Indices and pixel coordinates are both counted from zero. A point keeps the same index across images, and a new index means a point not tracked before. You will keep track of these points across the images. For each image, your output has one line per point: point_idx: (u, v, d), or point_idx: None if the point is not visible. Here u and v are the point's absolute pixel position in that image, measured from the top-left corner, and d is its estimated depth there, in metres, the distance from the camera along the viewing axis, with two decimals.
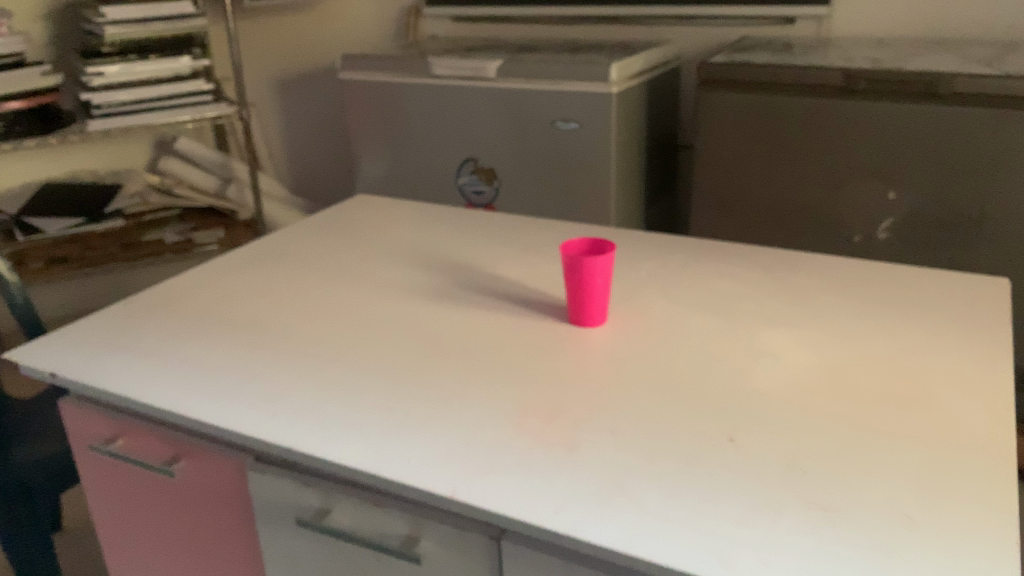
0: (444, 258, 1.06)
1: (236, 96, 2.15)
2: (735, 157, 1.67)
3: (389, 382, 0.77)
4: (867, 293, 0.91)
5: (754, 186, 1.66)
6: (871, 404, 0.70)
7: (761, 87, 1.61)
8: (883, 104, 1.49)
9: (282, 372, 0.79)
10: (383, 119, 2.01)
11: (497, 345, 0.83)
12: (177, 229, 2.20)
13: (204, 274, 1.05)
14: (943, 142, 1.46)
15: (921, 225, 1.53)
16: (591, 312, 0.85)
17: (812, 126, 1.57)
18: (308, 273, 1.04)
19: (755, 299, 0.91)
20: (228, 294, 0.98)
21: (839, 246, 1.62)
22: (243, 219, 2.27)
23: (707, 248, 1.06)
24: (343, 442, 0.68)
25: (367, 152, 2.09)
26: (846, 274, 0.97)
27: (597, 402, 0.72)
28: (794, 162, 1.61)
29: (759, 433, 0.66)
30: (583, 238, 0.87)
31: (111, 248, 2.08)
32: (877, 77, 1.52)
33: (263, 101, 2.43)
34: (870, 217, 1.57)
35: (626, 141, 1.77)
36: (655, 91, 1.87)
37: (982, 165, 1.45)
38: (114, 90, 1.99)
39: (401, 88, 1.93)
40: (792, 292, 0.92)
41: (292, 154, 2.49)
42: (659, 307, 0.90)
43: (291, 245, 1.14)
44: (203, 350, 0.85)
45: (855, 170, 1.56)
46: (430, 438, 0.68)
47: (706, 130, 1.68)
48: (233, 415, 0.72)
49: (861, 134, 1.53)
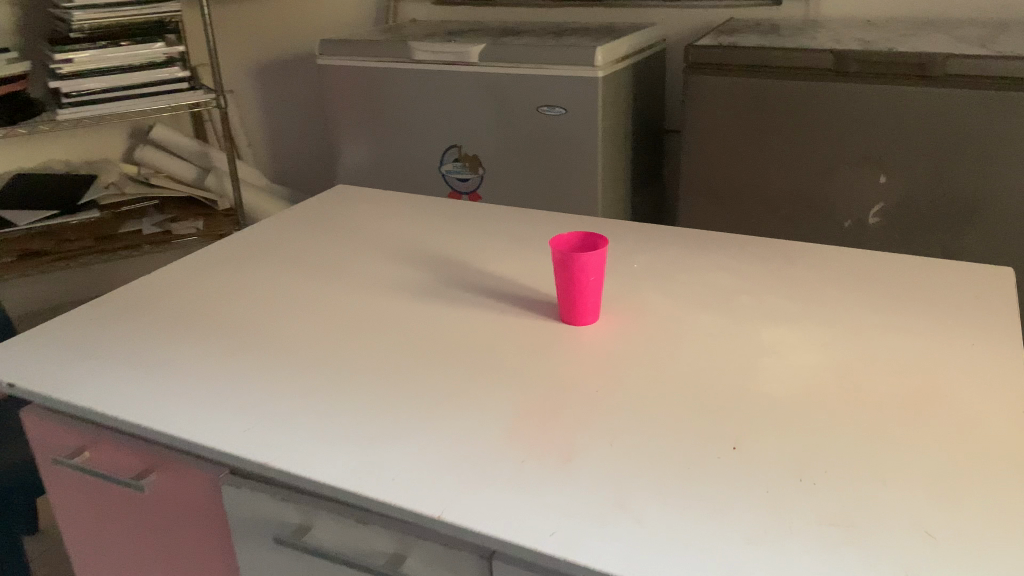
0: (431, 253, 1.03)
1: (213, 83, 2.09)
2: (724, 142, 1.64)
3: (376, 389, 0.74)
4: (865, 286, 0.89)
5: (744, 171, 1.64)
6: (877, 407, 0.68)
7: (750, 70, 1.58)
8: (875, 87, 1.47)
9: (259, 381, 0.76)
10: (364, 107, 1.96)
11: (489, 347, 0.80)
12: (155, 220, 2.16)
13: (179, 272, 1.01)
14: (936, 126, 1.44)
15: (914, 211, 1.51)
16: (584, 310, 0.83)
17: (803, 110, 1.54)
18: (290, 270, 1.00)
19: (752, 295, 0.88)
20: (206, 295, 0.95)
21: (829, 232, 1.60)
22: (223, 208, 2.22)
23: (701, 239, 1.03)
24: (326, 457, 0.65)
25: (349, 140, 2.04)
26: (843, 264, 0.95)
27: (592, 408, 0.69)
28: (784, 148, 1.58)
29: (763, 441, 0.64)
30: (574, 233, 0.84)
31: (87, 241, 2.04)
32: (868, 59, 1.48)
33: (241, 87, 2.38)
34: (861, 202, 1.55)
35: (612, 126, 1.73)
36: (641, 75, 1.83)
37: (974, 149, 1.43)
38: (86, 78, 1.93)
39: (382, 73, 1.89)
40: (788, 286, 0.89)
41: (271, 141, 2.44)
42: (653, 304, 0.87)
43: (270, 240, 1.10)
44: (175, 358, 0.81)
45: (846, 156, 1.54)
46: (418, 451, 0.65)
47: (695, 115, 1.65)
48: (207, 429, 0.69)
49: (853, 118, 1.50)
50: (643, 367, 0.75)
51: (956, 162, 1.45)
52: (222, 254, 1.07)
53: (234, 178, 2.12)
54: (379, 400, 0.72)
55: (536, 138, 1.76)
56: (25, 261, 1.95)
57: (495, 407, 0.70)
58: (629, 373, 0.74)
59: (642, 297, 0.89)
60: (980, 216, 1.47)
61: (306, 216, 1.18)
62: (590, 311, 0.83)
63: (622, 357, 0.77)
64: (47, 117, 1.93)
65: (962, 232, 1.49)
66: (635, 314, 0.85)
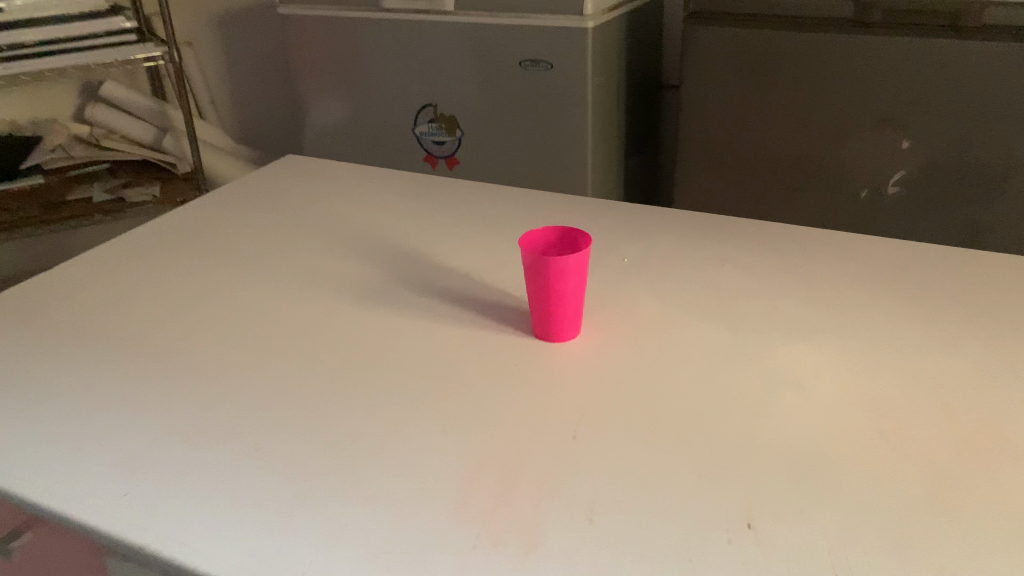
0: (383, 241, 0.88)
1: (164, 35, 1.90)
2: (728, 102, 1.47)
3: (295, 431, 0.59)
4: (897, 285, 0.75)
5: (749, 134, 1.48)
6: (930, 461, 0.53)
7: (757, 21, 1.41)
8: (896, 40, 1.29)
9: (153, 419, 0.61)
10: (331, 61, 1.78)
11: (442, 368, 0.65)
12: (107, 185, 1.97)
13: (85, 267, 0.85)
14: (964, 86, 1.27)
15: (936, 181, 1.35)
16: (562, 325, 0.68)
17: (817, 65, 1.37)
18: (216, 264, 0.85)
19: (762, 297, 0.73)
20: (112, 297, 0.79)
21: (843, 203, 1.44)
22: (182, 171, 2.04)
23: (699, 223, 0.88)
24: (219, 536, 0.50)
25: (316, 98, 1.86)
26: (868, 256, 0.80)
27: (566, 464, 0.54)
28: (793, 109, 1.42)
29: (785, 514, 0.49)
30: (548, 227, 0.68)
31: (31, 210, 1.86)
32: (895, 9, 1.31)
33: (200, 39, 2.18)
34: (880, 170, 1.39)
35: (603, 83, 1.56)
36: (636, 25, 1.65)
37: (1011, 110, 1.26)
38: (19, 29, 1.74)
39: (348, 24, 1.70)
40: (809, 288, 0.74)
41: (235, 99, 2.25)
42: (643, 311, 0.72)
43: (200, 223, 0.94)
44: (58, 385, 0.66)
45: (862, 118, 1.37)
46: (339, 528, 0.50)
47: (695, 72, 1.48)
48: (75, 491, 0.54)
49: (871, 75, 1.33)
50: (632, 400, 0.60)
51: (987, 126, 1.29)
52: (141, 244, 0.91)
53: (192, 138, 1.94)
54: (298, 448, 0.57)
55: (517, 97, 1.59)
56: None
57: (443, 459, 0.56)
58: (614, 409, 0.59)
59: (630, 301, 0.74)
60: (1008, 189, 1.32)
61: (244, 193, 1.02)
62: (570, 325, 0.68)
63: (605, 385, 0.62)
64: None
65: (987, 205, 1.34)
66: (622, 324, 0.70)
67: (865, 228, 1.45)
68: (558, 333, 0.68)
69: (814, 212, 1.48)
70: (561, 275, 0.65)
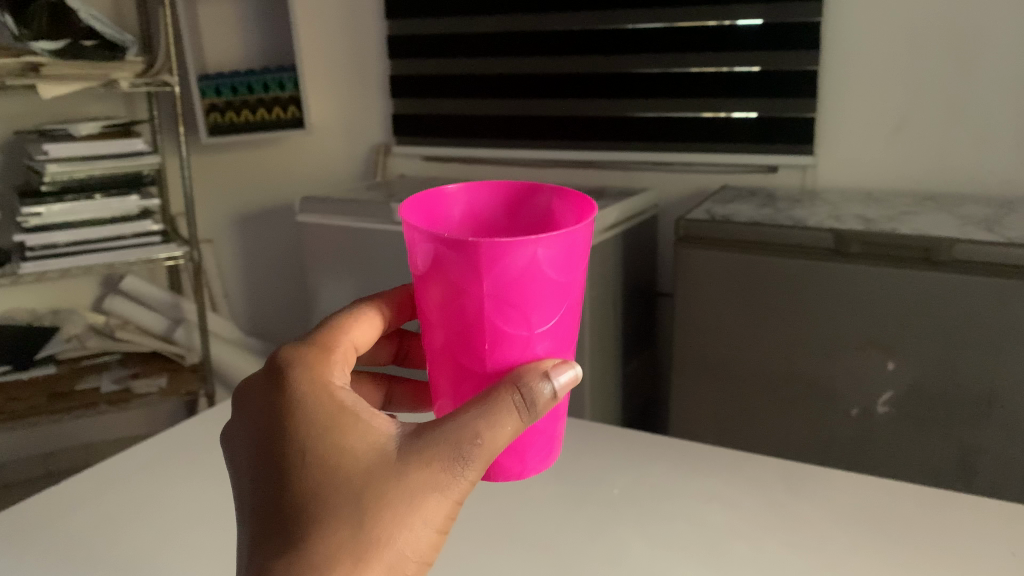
0: None
1: (190, 234, 1.76)
2: (715, 325, 1.29)
3: None
4: (930, 558, 0.63)
5: (736, 354, 1.29)
6: None
7: (740, 246, 1.26)
8: (875, 283, 1.15)
9: None
10: (337, 243, 1.63)
11: (241, 512, 0.48)
12: (116, 375, 1.78)
13: (20, 550, 0.71)
14: (929, 389, 1.14)
15: (935, 399, 1.14)
16: (518, 443, 0.49)
17: (802, 289, 1.20)
18: (177, 489, 0.79)
19: (763, 553, 0.64)
20: (59, 521, 0.75)
21: (834, 423, 1.23)
22: (191, 362, 1.84)
23: (693, 458, 0.78)
24: None
25: (322, 282, 1.70)
26: (885, 513, 0.69)
27: None
28: (784, 318, 1.23)
29: None
30: (493, 189, 0.53)
31: (36, 399, 1.66)
32: (873, 240, 1.17)
33: (220, 238, 2.13)
34: (863, 387, 1.19)
35: (603, 324, 1.43)
36: (634, 242, 1.54)
37: (938, 405, 1.14)
38: (52, 232, 1.59)
39: (361, 235, 1.59)
40: (825, 557, 0.63)
41: (251, 296, 2.18)
42: (630, 565, 0.64)
43: (154, 448, 0.87)
44: None
45: (846, 339, 1.19)
46: None
47: (682, 290, 1.31)
48: None
49: (856, 281, 1.16)
50: None
51: (980, 342, 1.09)
52: None
53: (201, 325, 1.77)
54: None
55: None
56: (20, 407, 1.63)
57: None
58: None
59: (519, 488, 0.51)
60: (1001, 416, 1.11)
61: None
62: (537, 437, 0.50)
63: (376, 534, 0.45)
64: (6, 266, 1.58)
65: (980, 429, 1.12)
66: None
67: (862, 450, 1.22)
68: (510, 458, 0.50)
69: (807, 440, 1.26)
70: (519, 281, 0.42)
